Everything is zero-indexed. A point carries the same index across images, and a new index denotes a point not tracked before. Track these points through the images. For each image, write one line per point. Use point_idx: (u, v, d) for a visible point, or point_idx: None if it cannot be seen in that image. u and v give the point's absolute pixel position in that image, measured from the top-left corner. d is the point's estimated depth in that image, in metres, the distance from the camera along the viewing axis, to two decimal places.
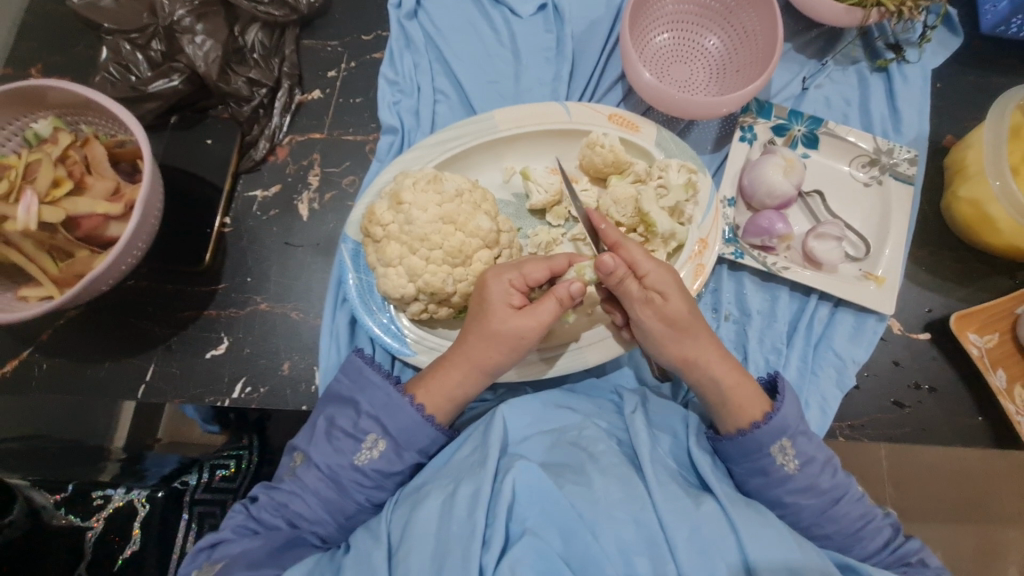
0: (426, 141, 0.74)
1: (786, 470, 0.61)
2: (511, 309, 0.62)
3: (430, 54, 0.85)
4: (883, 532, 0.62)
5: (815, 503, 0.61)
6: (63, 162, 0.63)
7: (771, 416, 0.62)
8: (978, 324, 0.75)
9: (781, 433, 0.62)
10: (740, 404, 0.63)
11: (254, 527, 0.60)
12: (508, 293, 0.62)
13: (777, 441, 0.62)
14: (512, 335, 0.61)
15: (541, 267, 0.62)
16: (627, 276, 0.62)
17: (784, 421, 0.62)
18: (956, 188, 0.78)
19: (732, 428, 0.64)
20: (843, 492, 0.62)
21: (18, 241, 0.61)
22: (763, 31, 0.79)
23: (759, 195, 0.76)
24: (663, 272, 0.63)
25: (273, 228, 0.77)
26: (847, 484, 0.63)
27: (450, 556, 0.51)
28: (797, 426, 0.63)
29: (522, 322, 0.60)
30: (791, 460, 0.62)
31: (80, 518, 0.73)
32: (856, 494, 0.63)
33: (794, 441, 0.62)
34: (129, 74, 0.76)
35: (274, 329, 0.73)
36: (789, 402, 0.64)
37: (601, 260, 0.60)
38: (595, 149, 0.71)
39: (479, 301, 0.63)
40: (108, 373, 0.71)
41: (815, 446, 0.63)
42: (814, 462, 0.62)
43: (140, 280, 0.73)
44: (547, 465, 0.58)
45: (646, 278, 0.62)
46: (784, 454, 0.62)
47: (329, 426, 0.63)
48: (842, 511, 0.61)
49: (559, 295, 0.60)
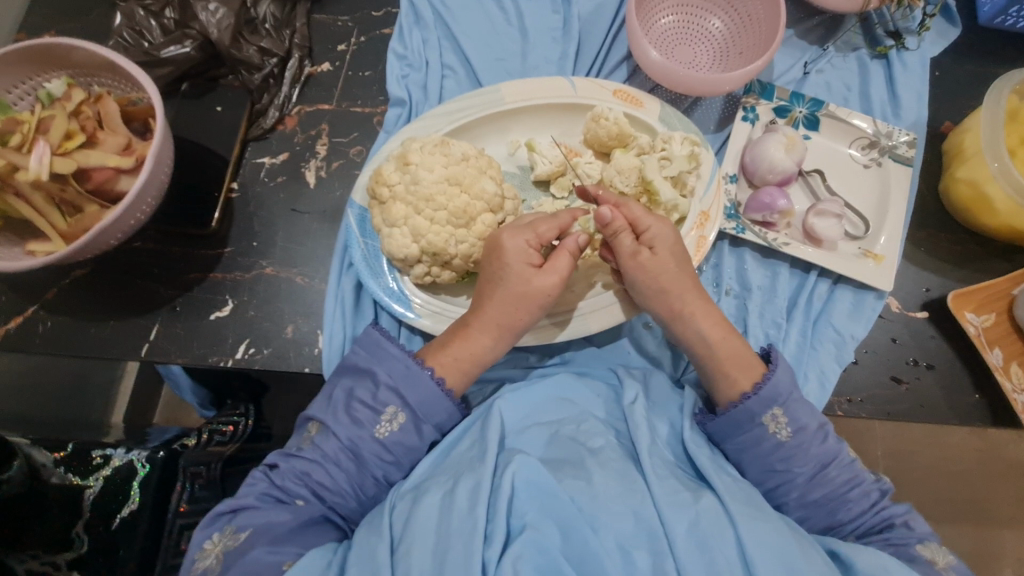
0: (433, 112, 0.75)
1: (777, 438, 0.62)
2: (530, 266, 0.64)
3: (439, 31, 0.87)
4: (870, 496, 0.62)
5: (803, 471, 0.61)
6: (76, 117, 0.64)
7: (760, 385, 0.63)
8: (975, 304, 0.76)
9: (770, 401, 0.62)
10: (737, 369, 0.64)
11: (277, 494, 0.59)
12: (526, 252, 0.64)
13: (768, 410, 0.62)
14: (536, 293, 0.63)
15: (553, 225, 0.65)
16: (624, 230, 0.66)
17: (774, 389, 0.63)
18: (954, 171, 0.79)
19: (727, 400, 0.64)
20: (831, 457, 0.62)
21: (29, 193, 0.61)
22: (767, 14, 0.81)
23: (761, 171, 0.77)
24: (662, 227, 0.66)
25: (280, 194, 0.78)
26: (837, 449, 0.63)
27: (451, 553, 0.50)
28: (787, 394, 0.63)
29: (545, 279, 0.63)
30: (783, 428, 0.62)
31: (81, 477, 0.78)
32: (846, 460, 0.63)
33: (786, 410, 0.62)
34: (142, 40, 0.77)
35: (279, 293, 0.74)
36: (783, 372, 0.64)
37: (599, 212, 0.64)
38: (599, 122, 0.73)
39: (497, 259, 0.64)
40: (113, 331, 0.71)
41: (807, 414, 0.63)
42: (806, 429, 0.62)
43: (147, 242, 0.74)
44: (547, 460, 0.57)
45: (644, 234, 0.66)
46: (775, 422, 0.62)
47: (347, 399, 0.63)
48: (831, 476, 0.61)
49: (570, 248, 0.65)
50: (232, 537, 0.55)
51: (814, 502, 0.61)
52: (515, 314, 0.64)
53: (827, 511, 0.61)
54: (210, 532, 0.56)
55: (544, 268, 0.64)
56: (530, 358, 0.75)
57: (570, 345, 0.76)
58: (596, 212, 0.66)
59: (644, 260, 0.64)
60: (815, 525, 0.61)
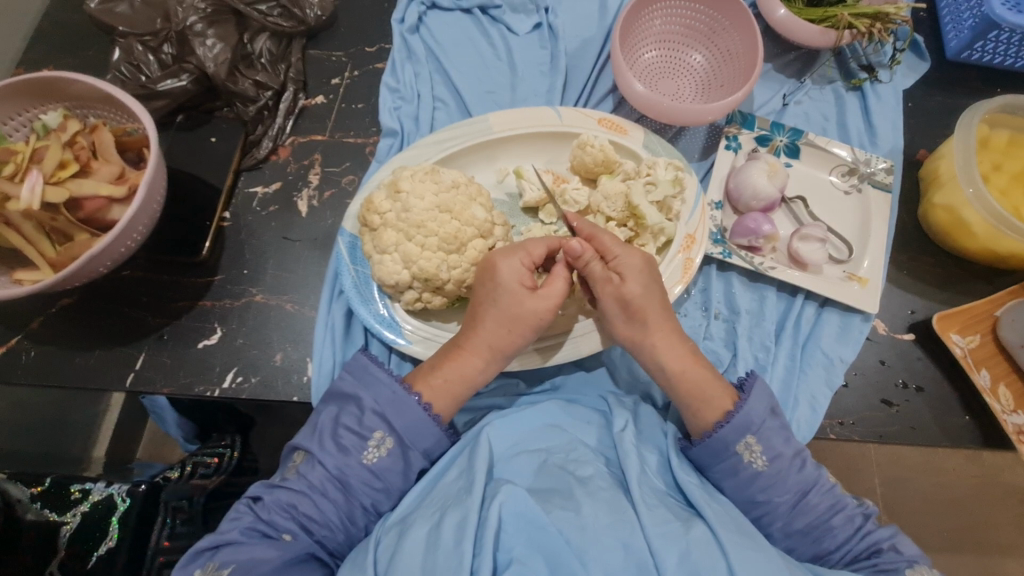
0: (423, 141, 0.77)
1: (754, 468, 0.61)
2: (525, 288, 0.64)
3: (430, 66, 0.90)
4: (853, 521, 0.60)
5: (785, 499, 0.61)
6: (71, 146, 0.64)
7: (732, 414, 0.63)
8: (960, 325, 0.77)
9: (744, 431, 0.62)
10: (712, 381, 0.65)
11: (263, 529, 0.57)
12: (520, 273, 0.64)
13: (742, 438, 0.62)
14: (528, 315, 0.63)
15: (542, 244, 0.66)
16: (594, 259, 0.66)
17: (747, 419, 0.63)
18: (931, 197, 0.81)
19: (700, 433, 0.64)
20: (811, 484, 0.61)
21: (19, 222, 0.61)
22: (745, 49, 0.84)
23: (745, 197, 0.79)
24: (629, 257, 0.66)
25: (272, 223, 0.78)
26: (817, 475, 0.62)
27: None
28: (760, 425, 0.63)
29: (536, 304, 0.63)
30: (758, 457, 0.62)
31: (57, 513, 0.76)
32: (826, 486, 0.62)
33: (760, 438, 0.62)
34: (140, 74, 0.79)
35: (268, 320, 0.73)
36: (757, 399, 0.64)
37: (568, 245, 0.65)
38: (586, 149, 0.74)
39: (492, 280, 0.64)
40: (97, 360, 0.70)
41: (782, 442, 0.63)
42: (782, 458, 0.62)
43: (135, 271, 0.74)
44: (535, 490, 0.56)
45: (612, 262, 0.66)
46: (750, 451, 0.62)
47: (334, 425, 0.62)
48: (813, 503, 0.61)
49: (563, 275, 0.65)
50: (214, 575, 0.53)
51: (798, 531, 0.60)
52: (510, 339, 0.64)
53: (812, 539, 0.60)
54: (192, 570, 0.54)
55: (538, 292, 0.64)
56: (521, 384, 0.75)
57: (561, 370, 0.76)
58: (565, 247, 0.66)
59: (613, 289, 0.64)
60: (802, 554, 0.60)
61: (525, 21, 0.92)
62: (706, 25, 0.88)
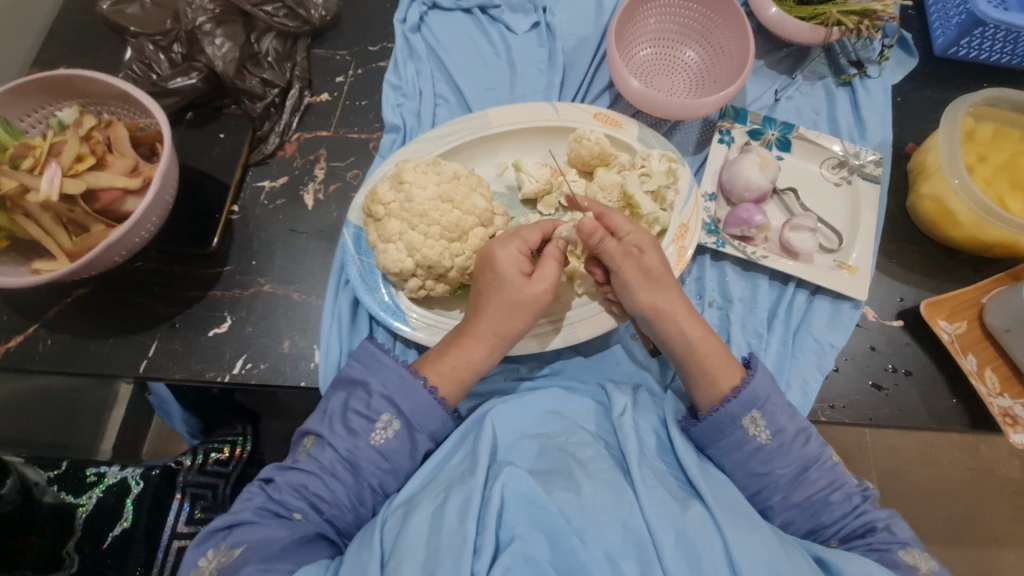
0: (425, 136, 0.79)
1: (759, 440, 0.64)
2: (522, 275, 0.66)
3: (431, 64, 0.92)
4: (851, 499, 0.63)
5: (785, 472, 0.63)
6: (87, 141, 0.67)
7: (740, 389, 0.65)
8: (947, 312, 0.79)
9: (751, 405, 0.65)
10: (708, 362, 0.67)
11: (275, 509, 0.59)
12: (518, 260, 0.66)
13: (748, 412, 0.64)
14: (525, 300, 0.66)
15: (536, 231, 0.69)
16: (606, 236, 0.70)
17: (754, 394, 0.65)
18: (918, 188, 0.84)
19: (708, 406, 0.66)
20: (812, 461, 0.64)
21: (38, 214, 0.64)
22: (737, 46, 0.87)
23: (737, 189, 0.81)
24: (638, 233, 0.70)
25: (279, 216, 0.81)
26: (821, 451, 0.65)
27: (441, 565, 0.50)
28: (767, 399, 0.65)
29: (534, 287, 0.66)
30: (763, 431, 0.64)
31: (73, 495, 0.79)
32: (828, 464, 0.64)
33: (765, 413, 0.65)
34: (151, 73, 0.82)
35: (276, 310, 0.76)
36: (763, 376, 0.66)
37: (583, 222, 0.69)
38: (582, 142, 0.77)
39: (491, 270, 0.67)
40: (111, 349, 0.73)
41: (787, 417, 0.65)
42: (786, 432, 0.64)
43: (147, 262, 0.76)
44: (537, 472, 0.58)
45: (624, 237, 0.69)
46: (755, 425, 0.64)
47: (343, 410, 0.64)
48: (813, 479, 0.63)
49: (556, 256, 0.68)
50: (226, 554, 0.55)
51: (796, 505, 0.62)
52: (508, 323, 0.66)
53: (810, 514, 0.62)
54: (204, 549, 0.56)
55: (533, 277, 0.66)
56: (521, 370, 0.77)
57: (559, 356, 0.78)
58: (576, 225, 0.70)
59: None
60: (799, 528, 0.63)
61: (523, 20, 0.94)
62: (700, 23, 0.90)
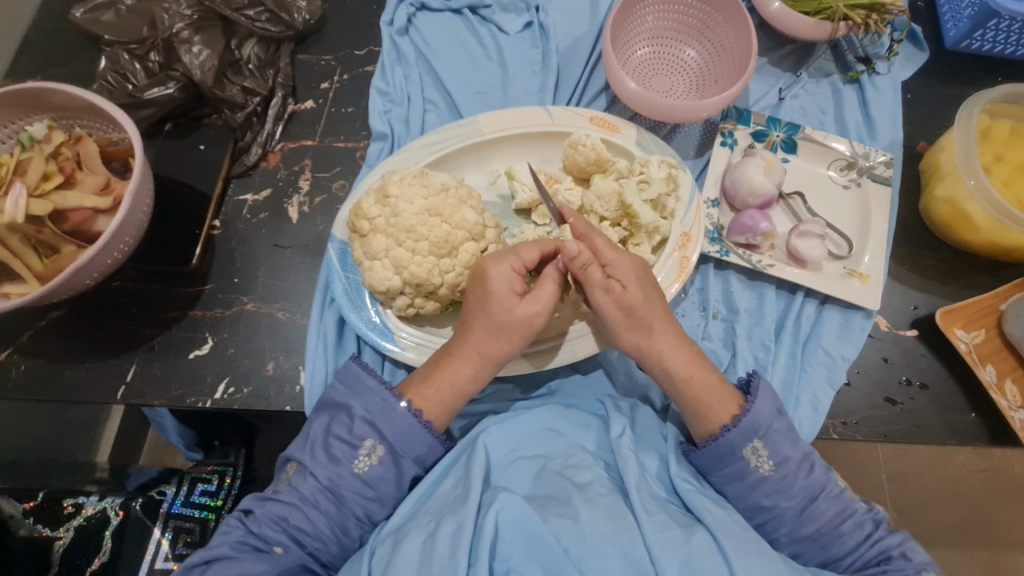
0: (413, 144, 0.76)
1: (761, 472, 0.60)
2: (513, 294, 0.63)
3: (420, 67, 0.89)
4: (863, 528, 0.59)
5: (792, 504, 0.59)
6: (55, 158, 0.64)
7: (740, 417, 0.61)
8: (964, 320, 0.75)
9: (752, 434, 0.61)
10: (714, 383, 0.63)
11: (255, 543, 0.56)
12: (511, 278, 0.63)
13: (748, 442, 0.61)
14: (519, 324, 0.62)
15: (535, 249, 0.65)
16: (592, 263, 0.64)
17: (756, 420, 0.61)
18: (932, 190, 0.80)
19: (705, 435, 0.63)
20: (819, 490, 0.60)
21: (4, 236, 0.61)
22: (739, 44, 0.83)
23: (741, 194, 0.77)
24: (620, 260, 0.65)
25: (262, 230, 0.77)
26: (825, 480, 0.61)
27: None
28: (769, 426, 0.61)
29: (527, 308, 0.62)
30: (765, 462, 0.60)
31: (51, 528, 0.76)
32: (835, 492, 0.61)
33: (767, 442, 0.61)
34: (127, 83, 0.78)
35: (259, 329, 0.72)
36: (766, 402, 0.62)
37: (566, 245, 0.63)
38: (578, 149, 0.73)
39: (481, 286, 0.63)
40: (87, 374, 0.69)
41: (789, 446, 0.61)
42: (790, 461, 0.60)
43: (125, 282, 0.73)
44: (533, 498, 0.55)
45: (608, 266, 0.65)
46: (756, 455, 0.60)
47: (325, 435, 0.61)
48: (822, 510, 0.59)
49: (552, 277, 0.65)
50: None
51: (805, 538, 0.59)
52: (497, 344, 0.63)
53: (820, 546, 0.59)
54: None
55: (528, 298, 0.63)
56: (516, 390, 0.74)
57: (557, 374, 0.75)
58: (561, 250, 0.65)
59: (608, 295, 0.63)
60: (810, 560, 0.59)
61: (516, 20, 0.91)
62: (700, 21, 0.86)
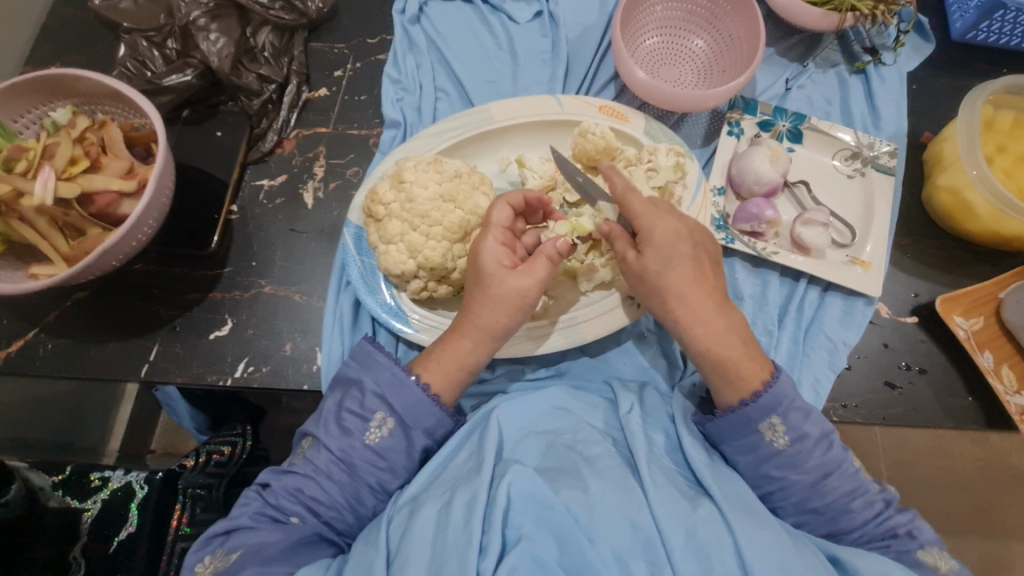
0: (426, 131, 0.78)
1: (775, 446, 0.61)
2: (504, 268, 0.64)
3: (432, 56, 0.90)
4: (873, 506, 0.61)
5: (804, 478, 0.61)
6: (80, 143, 0.66)
7: (761, 394, 0.62)
8: (964, 308, 0.77)
9: (771, 410, 0.62)
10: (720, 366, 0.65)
11: (272, 514, 0.59)
12: (498, 253, 0.64)
13: (766, 418, 0.62)
14: (511, 295, 0.63)
15: (504, 209, 0.66)
16: (618, 237, 0.66)
17: (778, 397, 0.62)
18: (935, 179, 0.81)
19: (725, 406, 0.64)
20: (835, 467, 0.61)
21: (33, 218, 0.63)
22: (747, 33, 0.84)
23: (747, 183, 0.79)
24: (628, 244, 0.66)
25: (279, 215, 0.79)
26: (841, 458, 0.62)
27: (447, 564, 0.49)
28: (791, 403, 0.62)
29: (521, 280, 0.63)
30: (780, 437, 0.61)
31: (78, 501, 0.81)
32: (850, 470, 0.62)
33: (785, 418, 0.62)
34: (145, 69, 0.80)
35: (277, 311, 0.75)
36: (789, 380, 0.63)
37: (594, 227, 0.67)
38: (587, 137, 0.74)
39: (473, 269, 0.65)
40: (111, 353, 0.72)
41: (808, 422, 0.62)
42: (807, 438, 0.61)
43: (146, 265, 0.75)
44: (543, 470, 0.57)
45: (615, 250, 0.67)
46: (772, 430, 0.62)
47: (338, 410, 0.63)
48: (833, 487, 0.60)
49: (548, 253, 0.64)
50: (223, 559, 0.55)
51: (813, 510, 0.61)
52: (500, 319, 0.64)
53: (828, 518, 0.60)
54: (201, 555, 0.56)
55: (518, 270, 0.64)
56: (526, 371, 0.76)
57: (565, 356, 0.77)
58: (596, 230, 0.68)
59: None
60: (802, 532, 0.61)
61: (526, 9, 0.92)
62: (708, 10, 0.87)
